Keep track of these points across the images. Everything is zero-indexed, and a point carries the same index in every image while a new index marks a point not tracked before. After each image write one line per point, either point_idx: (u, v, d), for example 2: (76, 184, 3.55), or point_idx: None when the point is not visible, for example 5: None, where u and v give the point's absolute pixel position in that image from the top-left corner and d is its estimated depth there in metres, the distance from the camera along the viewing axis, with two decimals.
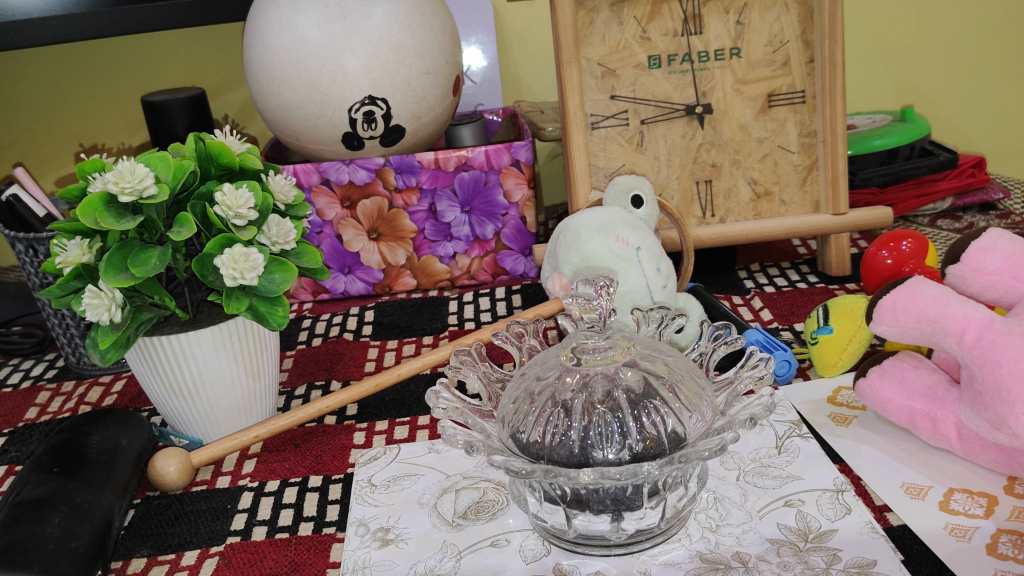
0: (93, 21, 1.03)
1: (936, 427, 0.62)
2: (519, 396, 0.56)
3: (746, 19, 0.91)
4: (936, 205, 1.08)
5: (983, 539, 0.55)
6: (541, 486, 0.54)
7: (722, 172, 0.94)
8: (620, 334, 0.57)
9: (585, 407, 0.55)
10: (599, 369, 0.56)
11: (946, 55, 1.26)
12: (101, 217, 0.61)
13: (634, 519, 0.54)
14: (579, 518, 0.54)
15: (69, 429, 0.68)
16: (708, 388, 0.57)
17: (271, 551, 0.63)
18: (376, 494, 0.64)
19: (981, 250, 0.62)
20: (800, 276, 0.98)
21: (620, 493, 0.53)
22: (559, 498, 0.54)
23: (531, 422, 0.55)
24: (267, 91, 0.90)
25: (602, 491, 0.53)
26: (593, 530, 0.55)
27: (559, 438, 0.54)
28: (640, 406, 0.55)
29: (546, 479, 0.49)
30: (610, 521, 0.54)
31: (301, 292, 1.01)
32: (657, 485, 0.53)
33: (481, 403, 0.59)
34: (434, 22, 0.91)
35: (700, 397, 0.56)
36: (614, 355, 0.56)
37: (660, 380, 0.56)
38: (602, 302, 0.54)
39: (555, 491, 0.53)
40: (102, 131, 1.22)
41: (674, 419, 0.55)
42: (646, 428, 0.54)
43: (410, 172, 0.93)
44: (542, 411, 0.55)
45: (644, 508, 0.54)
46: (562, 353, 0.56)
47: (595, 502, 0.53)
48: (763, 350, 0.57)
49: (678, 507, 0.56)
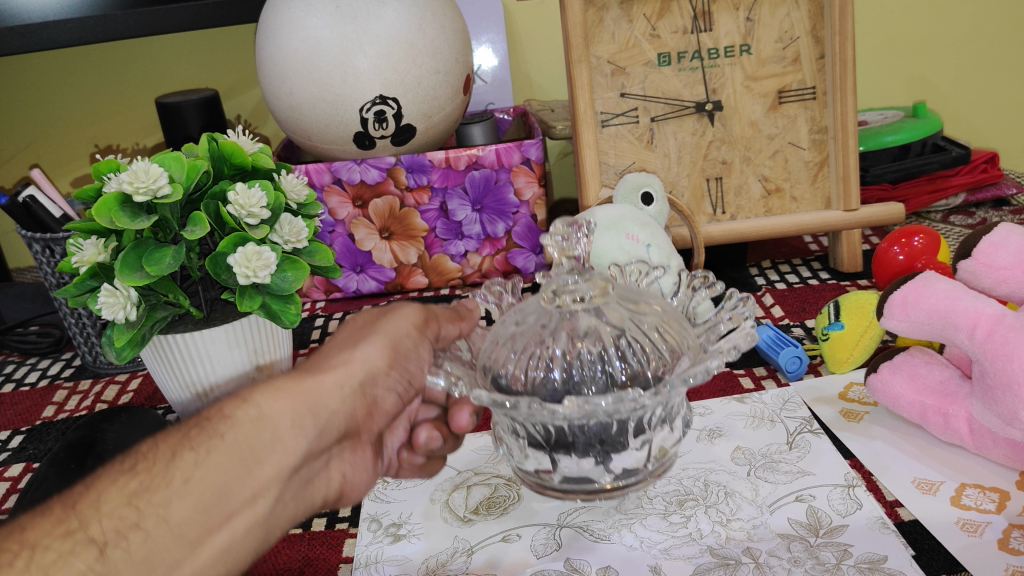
0: (108, 24, 1.05)
1: (948, 422, 0.62)
2: (499, 341, 0.54)
3: (757, 15, 0.91)
4: (949, 200, 1.08)
5: (995, 534, 0.54)
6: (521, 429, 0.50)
7: (733, 169, 0.94)
8: (599, 275, 0.54)
9: (568, 346, 0.52)
10: (577, 307, 0.52)
11: (959, 51, 1.25)
12: (116, 217, 0.62)
13: (618, 461, 0.49)
14: (564, 463, 0.49)
15: (86, 427, 0.69)
16: (689, 330, 0.55)
17: (285, 547, 0.63)
18: (388, 491, 0.65)
19: (992, 245, 0.62)
20: (812, 272, 0.97)
21: (605, 428, 0.48)
22: (539, 439, 0.49)
23: (509, 369, 0.52)
24: (279, 91, 0.91)
25: (588, 429, 0.48)
26: (579, 473, 0.50)
27: (541, 379, 0.51)
28: (624, 343, 0.52)
29: (527, 414, 0.46)
30: (596, 464, 0.49)
31: (314, 291, 1.02)
32: (642, 420, 0.49)
33: (462, 352, 0.58)
34: (445, 22, 0.91)
35: (682, 336, 0.53)
36: (591, 292, 0.52)
37: (642, 317, 0.53)
38: (585, 243, 0.52)
39: (535, 431, 0.49)
40: (116, 133, 1.24)
41: (657, 351, 0.52)
42: (627, 364, 0.52)
43: (421, 171, 0.94)
44: (523, 353, 0.52)
45: (632, 449, 0.49)
46: (542, 297, 0.53)
47: (581, 442, 0.48)
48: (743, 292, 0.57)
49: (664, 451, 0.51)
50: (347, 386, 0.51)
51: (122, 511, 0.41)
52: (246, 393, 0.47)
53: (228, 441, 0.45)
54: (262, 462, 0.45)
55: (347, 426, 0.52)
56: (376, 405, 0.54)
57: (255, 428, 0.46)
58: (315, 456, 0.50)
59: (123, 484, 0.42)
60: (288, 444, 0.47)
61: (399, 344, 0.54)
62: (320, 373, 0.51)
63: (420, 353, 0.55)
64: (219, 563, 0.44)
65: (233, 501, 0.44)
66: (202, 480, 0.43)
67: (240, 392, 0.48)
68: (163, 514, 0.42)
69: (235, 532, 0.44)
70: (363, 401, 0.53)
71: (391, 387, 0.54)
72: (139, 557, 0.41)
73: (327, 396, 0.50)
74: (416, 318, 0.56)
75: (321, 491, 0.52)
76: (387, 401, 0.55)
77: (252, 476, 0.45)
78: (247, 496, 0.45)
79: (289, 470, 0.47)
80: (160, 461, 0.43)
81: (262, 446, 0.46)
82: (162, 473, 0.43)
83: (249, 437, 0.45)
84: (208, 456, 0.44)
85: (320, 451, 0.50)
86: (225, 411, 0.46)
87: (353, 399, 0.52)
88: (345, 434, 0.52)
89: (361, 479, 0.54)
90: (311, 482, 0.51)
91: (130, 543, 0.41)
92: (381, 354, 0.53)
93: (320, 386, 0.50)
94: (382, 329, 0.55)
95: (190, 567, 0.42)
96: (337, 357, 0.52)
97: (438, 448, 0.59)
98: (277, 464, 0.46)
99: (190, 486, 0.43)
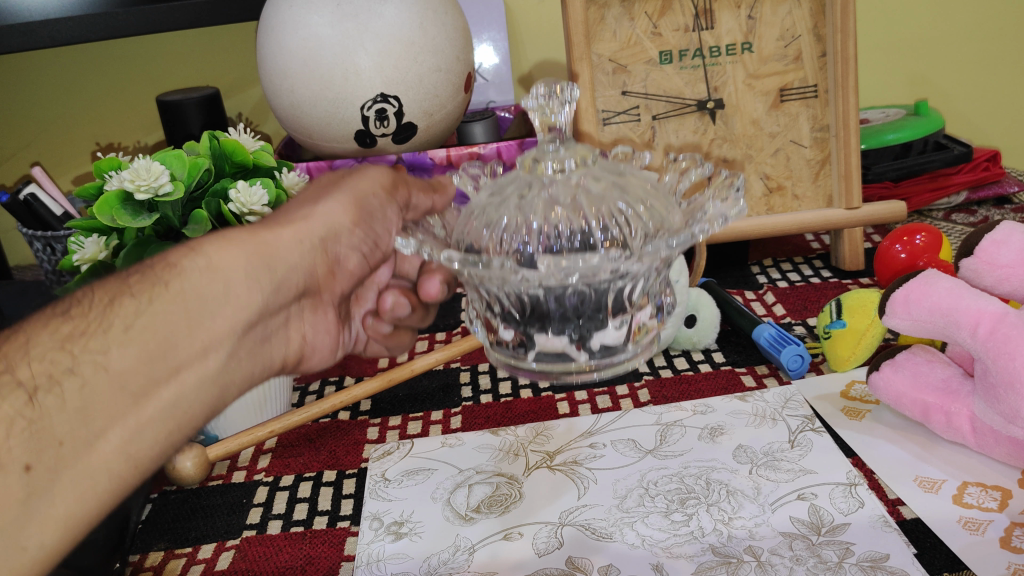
0: (109, 21, 1.05)
1: (950, 420, 0.62)
2: (475, 211, 0.51)
3: (758, 13, 0.91)
4: (951, 198, 1.07)
5: (997, 532, 0.54)
6: (498, 303, 0.48)
7: (735, 167, 0.94)
8: (582, 146, 0.52)
9: (546, 214, 0.49)
10: (557, 176, 0.50)
11: (960, 49, 1.25)
12: (118, 215, 0.62)
13: (598, 338, 0.47)
14: (538, 338, 0.47)
15: None
16: (676, 206, 0.52)
17: (286, 545, 0.63)
18: (390, 489, 0.65)
19: (994, 243, 0.62)
20: (814, 270, 0.97)
21: (584, 299, 0.45)
22: (517, 313, 0.47)
23: (484, 237, 0.49)
24: (280, 89, 0.91)
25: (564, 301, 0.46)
26: (555, 350, 0.47)
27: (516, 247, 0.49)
28: (606, 211, 0.49)
29: (496, 277, 0.44)
30: (572, 341, 0.47)
31: None
32: (623, 292, 0.47)
33: (437, 230, 0.53)
34: (446, 20, 0.91)
35: (670, 210, 0.50)
36: (572, 160, 0.50)
37: (626, 186, 0.50)
38: (566, 109, 0.51)
39: (511, 302, 0.47)
40: (117, 131, 1.24)
41: (642, 221, 0.49)
42: (610, 234, 0.48)
43: (422, 168, 0.95)
44: (499, 222, 0.49)
45: (610, 326, 0.47)
46: (522, 164, 0.51)
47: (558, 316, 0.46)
48: (732, 172, 0.54)
49: (646, 333, 0.50)
50: (306, 240, 0.50)
51: (55, 355, 0.41)
52: (197, 244, 0.46)
53: (174, 291, 0.44)
54: (213, 316, 0.45)
55: (306, 284, 0.51)
56: (340, 264, 0.53)
57: (204, 276, 0.45)
58: (271, 315, 0.49)
59: (57, 328, 0.43)
60: (241, 300, 0.46)
61: (365, 201, 0.52)
62: (279, 227, 0.49)
63: (387, 215, 0.53)
64: (169, 417, 0.43)
65: (179, 354, 0.43)
66: (145, 329, 0.43)
67: (192, 244, 0.47)
68: (102, 362, 0.41)
69: (184, 385, 0.44)
70: (324, 260, 0.51)
71: (354, 245, 0.52)
72: (75, 403, 0.40)
73: (286, 252, 0.48)
74: (385, 180, 0.54)
75: (279, 350, 0.52)
76: (351, 261, 0.53)
77: (200, 329, 0.44)
78: (196, 348, 0.44)
79: (242, 328, 0.46)
80: (97, 309, 0.43)
81: (212, 300, 0.45)
82: (99, 321, 0.43)
83: (199, 284, 0.45)
84: (151, 304, 0.43)
85: (279, 309, 0.49)
86: (173, 261, 0.45)
87: (311, 255, 0.50)
88: (305, 292, 0.52)
89: (323, 340, 0.55)
90: (269, 339, 0.50)
91: (65, 390, 0.40)
92: (345, 209, 0.51)
93: (277, 241, 0.48)
94: (347, 185, 0.53)
95: (133, 419, 0.42)
96: (298, 213, 0.51)
97: (404, 316, 0.63)
98: (228, 321, 0.46)
99: (131, 336, 0.42)
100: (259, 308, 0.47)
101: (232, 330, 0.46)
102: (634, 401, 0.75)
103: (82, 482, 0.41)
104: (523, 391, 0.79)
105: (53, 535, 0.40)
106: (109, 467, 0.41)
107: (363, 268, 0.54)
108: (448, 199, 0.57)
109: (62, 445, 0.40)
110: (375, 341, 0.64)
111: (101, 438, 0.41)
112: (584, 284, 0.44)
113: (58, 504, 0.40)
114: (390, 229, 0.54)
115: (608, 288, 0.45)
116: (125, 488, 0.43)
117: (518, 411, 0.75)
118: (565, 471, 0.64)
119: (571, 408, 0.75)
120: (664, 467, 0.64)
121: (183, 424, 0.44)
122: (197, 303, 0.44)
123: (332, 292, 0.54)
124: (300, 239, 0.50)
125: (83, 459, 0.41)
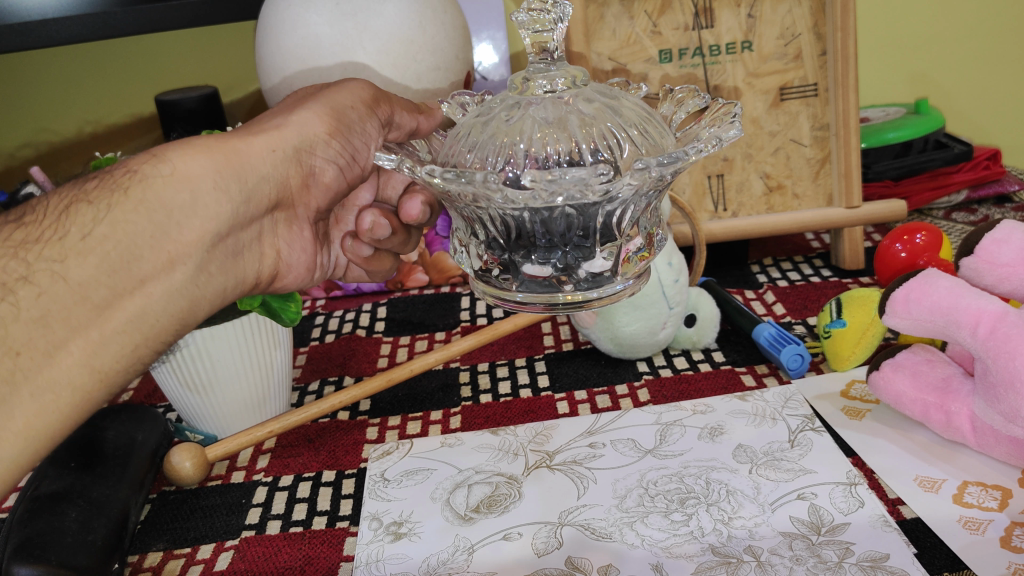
0: (108, 21, 1.04)
1: (950, 419, 0.62)
2: (464, 134, 0.53)
3: (759, 12, 0.90)
4: (952, 197, 1.07)
5: (996, 532, 0.54)
6: (483, 228, 0.49)
7: (735, 166, 0.94)
8: (573, 67, 0.53)
9: (530, 138, 0.51)
10: (547, 96, 0.51)
11: (961, 48, 1.24)
12: None
13: (585, 266, 0.48)
14: (524, 262, 0.48)
15: (87, 426, 0.69)
16: (669, 134, 0.53)
17: (285, 545, 0.63)
18: (389, 489, 0.65)
19: (995, 242, 0.62)
20: (814, 269, 0.97)
21: (570, 223, 0.46)
22: (501, 238, 0.49)
23: (469, 158, 0.52)
24: (279, 88, 0.90)
25: (550, 225, 0.47)
26: (540, 277, 0.48)
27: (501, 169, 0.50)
28: (597, 135, 0.51)
29: (481, 196, 0.44)
30: (557, 266, 0.48)
31: (314, 289, 1.01)
32: (611, 218, 0.47)
33: (421, 153, 0.57)
34: (445, 19, 0.90)
35: (662, 138, 0.51)
36: (563, 81, 0.51)
37: (619, 109, 0.52)
38: (560, 28, 0.49)
39: (496, 227, 0.48)
40: (117, 130, 1.24)
41: (632, 145, 0.51)
42: (600, 155, 0.50)
43: None
44: (483, 144, 0.52)
45: (597, 254, 0.48)
46: (512, 84, 0.52)
47: (543, 238, 0.47)
48: (726, 100, 0.54)
49: (637, 265, 0.50)
50: (280, 150, 0.54)
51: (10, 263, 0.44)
52: (159, 151, 0.49)
53: (134, 198, 0.47)
54: (180, 226, 0.48)
55: (279, 195, 0.56)
56: (315, 175, 0.58)
57: (169, 185, 0.48)
58: (241, 226, 0.53)
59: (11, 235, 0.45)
60: (209, 208, 0.50)
61: (341, 112, 0.57)
62: (252, 136, 0.54)
63: (365, 128, 0.59)
64: (134, 329, 0.47)
65: (145, 267, 0.47)
66: (104, 237, 0.45)
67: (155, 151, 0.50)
68: (60, 271, 0.44)
69: (150, 296, 0.47)
70: (298, 169, 0.56)
71: (330, 158, 0.57)
72: (34, 312, 0.43)
73: (256, 158, 0.53)
74: (365, 95, 0.59)
75: (252, 264, 0.57)
76: (326, 174, 0.58)
77: (170, 239, 0.48)
78: (162, 259, 0.48)
79: (211, 236, 0.50)
80: (53, 215, 0.46)
81: (179, 209, 0.48)
82: (55, 225, 0.46)
83: (163, 194, 0.48)
84: (110, 211, 0.46)
85: (246, 219, 0.53)
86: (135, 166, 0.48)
87: (285, 165, 0.55)
88: (275, 204, 0.56)
89: (297, 257, 0.61)
90: (240, 253, 0.55)
91: (20, 298, 0.43)
92: (321, 119, 0.56)
93: (248, 149, 0.52)
94: (323, 99, 0.58)
95: (96, 330, 0.45)
96: (272, 123, 0.55)
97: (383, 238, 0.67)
98: (198, 230, 0.49)
99: (89, 245, 0.45)
100: (228, 218, 0.51)
101: (202, 241, 0.50)
102: (634, 400, 0.74)
103: (43, 395, 0.43)
104: (523, 391, 0.78)
105: (14, 447, 0.43)
106: (70, 379, 0.44)
107: (337, 182, 0.59)
108: (434, 122, 0.64)
109: (20, 356, 0.42)
110: (356, 264, 0.69)
111: (61, 350, 0.44)
112: (569, 207, 0.45)
113: (18, 417, 0.43)
114: (366, 144, 0.59)
115: (595, 213, 0.46)
116: (88, 401, 0.46)
117: (518, 411, 0.75)
118: (564, 470, 0.64)
119: (571, 408, 0.74)
120: (664, 466, 0.64)
121: (148, 336, 0.48)
122: (160, 213, 0.47)
123: (306, 208, 0.60)
124: (273, 149, 0.54)
125: (46, 371, 0.43)
